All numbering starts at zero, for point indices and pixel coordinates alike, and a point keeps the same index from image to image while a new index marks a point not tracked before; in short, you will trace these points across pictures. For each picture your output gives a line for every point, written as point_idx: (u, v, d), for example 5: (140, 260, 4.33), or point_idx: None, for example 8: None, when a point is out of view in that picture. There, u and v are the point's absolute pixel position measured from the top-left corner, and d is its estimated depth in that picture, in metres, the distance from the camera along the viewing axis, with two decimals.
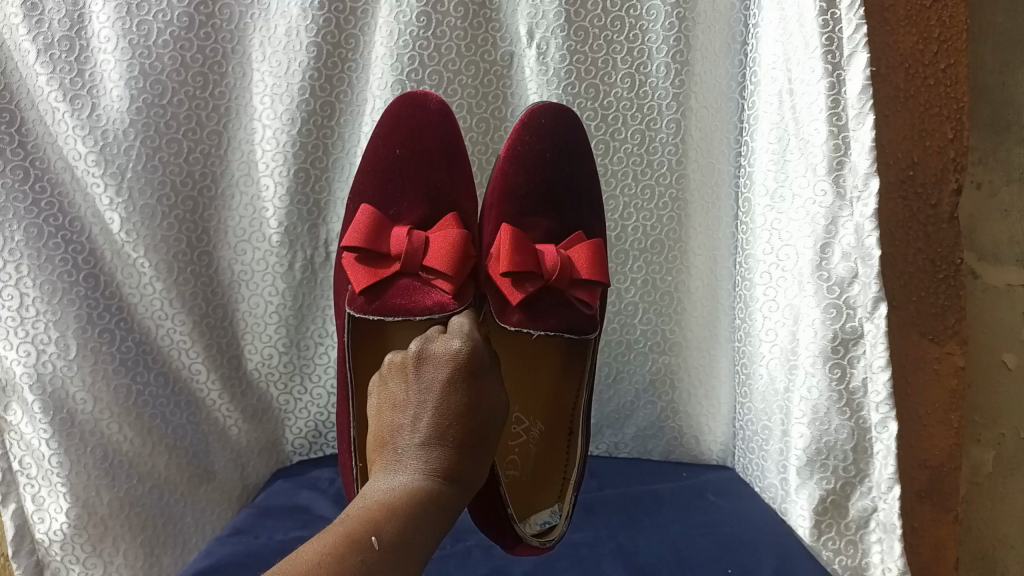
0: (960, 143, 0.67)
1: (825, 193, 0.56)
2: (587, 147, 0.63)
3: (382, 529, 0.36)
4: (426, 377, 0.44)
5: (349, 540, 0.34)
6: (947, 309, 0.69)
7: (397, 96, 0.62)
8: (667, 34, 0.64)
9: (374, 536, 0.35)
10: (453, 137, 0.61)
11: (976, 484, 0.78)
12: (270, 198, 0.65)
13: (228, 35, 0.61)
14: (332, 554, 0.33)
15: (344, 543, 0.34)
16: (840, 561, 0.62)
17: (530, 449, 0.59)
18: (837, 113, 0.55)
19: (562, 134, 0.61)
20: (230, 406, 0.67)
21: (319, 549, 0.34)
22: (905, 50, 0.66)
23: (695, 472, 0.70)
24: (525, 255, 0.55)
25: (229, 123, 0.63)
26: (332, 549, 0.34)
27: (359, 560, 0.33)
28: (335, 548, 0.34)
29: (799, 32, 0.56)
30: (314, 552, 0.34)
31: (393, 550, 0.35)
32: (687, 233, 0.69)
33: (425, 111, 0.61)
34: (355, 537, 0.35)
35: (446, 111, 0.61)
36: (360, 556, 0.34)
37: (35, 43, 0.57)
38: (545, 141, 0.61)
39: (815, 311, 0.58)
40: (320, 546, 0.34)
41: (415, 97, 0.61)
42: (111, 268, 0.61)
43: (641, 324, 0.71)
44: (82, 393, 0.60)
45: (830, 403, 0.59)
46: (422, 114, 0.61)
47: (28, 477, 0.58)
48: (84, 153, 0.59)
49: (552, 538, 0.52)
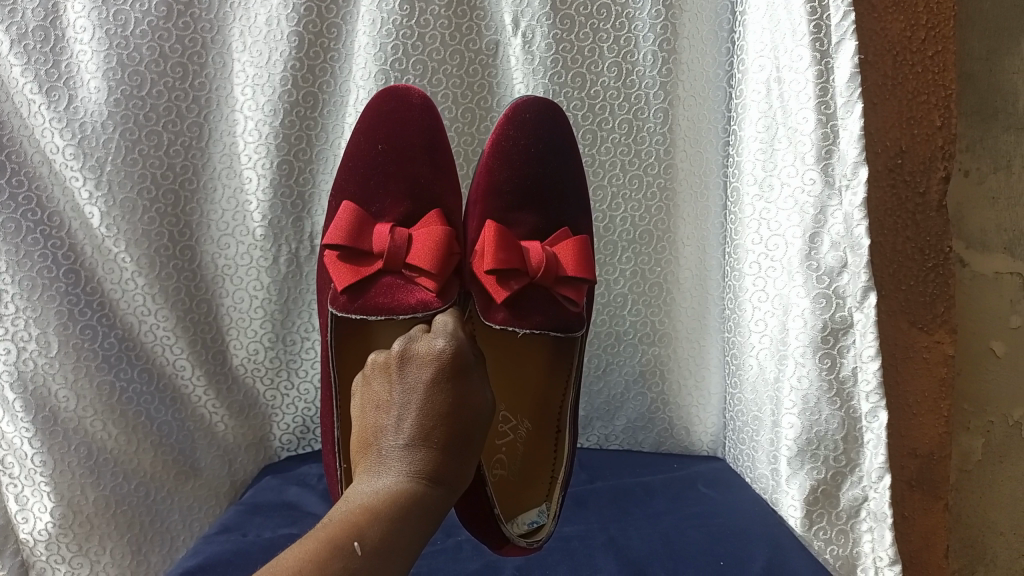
0: (949, 131, 0.66)
1: (814, 181, 0.56)
2: (573, 140, 0.63)
3: (365, 534, 0.35)
4: (410, 377, 0.44)
5: (331, 546, 0.34)
6: (936, 298, 0.69)
7: (379, 91, 0.61)
8: (653, 21, 0.63)
9: (357, 541, 0.34)
10: (436, 132, 0.60)
11: (965, 472, 0.78)
12: (253, 191, 0.64)
13: (207, 24, 0.59)
14: (313, 561, 0.33)
15: (326, 549, 0.33)
16: (832, 551, 0.62)
17: (518, 447, 0.59)
18: (825, 101, 0.54)
19: (547, 129, 0.61)
20: (217, 402, 0.67)
21: (301, 555, 0.33)
22: (892, 37, 0.65)
23: (686, 463, 0.70)
24: (509, 253, 0.54)
25: (210, 115, 0.62)
26: (314, 555, 0.33)
27: (341, 566, 0.33)
28: (317, 555, 0.33)
29: (787, 18, 0.56)
30: (296, 558, 0.33)
31: (376, 555, 0.34)
32: (675, 223, 0.69)
33: (407, 106, 0.60)
34: (337, 542, 0.34)
35: (429, 105, 0.60)
36: (342, 562, 0.33)
37: (9, 33, 0.55)
38: (529, 135, 0.60)
39: (804, 300, 0.58)
40: (302, 552, 0.33)
41: (397, 91, 0.60)
42: (91, 264, 0.60)
43: (631, 315, 0.70)
44: (64, 391, 0.59)
45: (821, 393, 0.59)
46: (405, 109, 0.60)
47: (9, 477, 0.58)
48: (61, 147, 0.57)
49: (538, 539, 0.51)
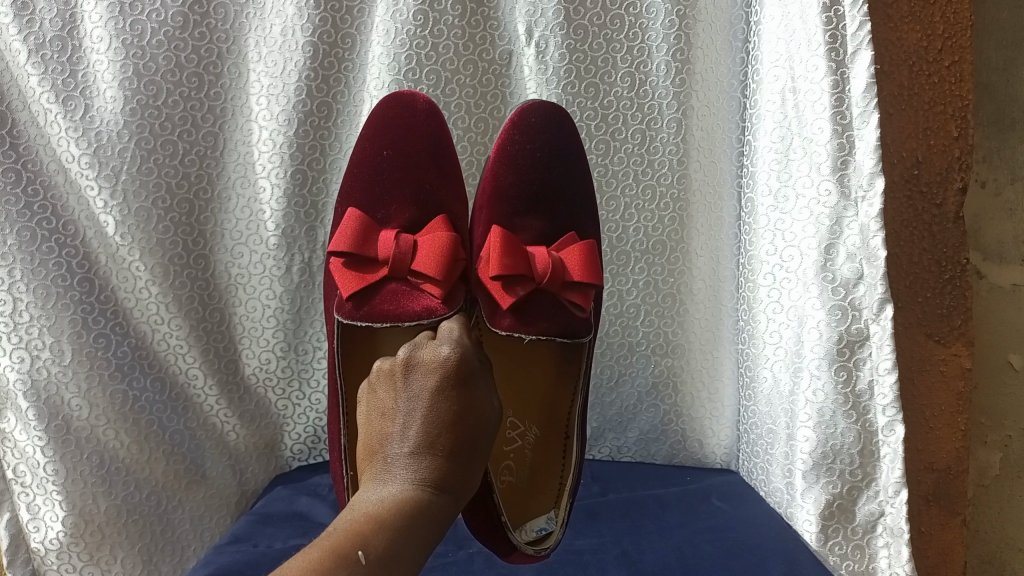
0: (966, 141, 0.66)
1: (829, 192, 0.56)
2: (579, 144, 0.62)
3: (370, 544, 0.35)
4: (415, 384, 0.44)
5: (335, 556, 0.33)
6: (953, 310, 0.68)
7: (384, 97, 0.61)
8: (667, 32, 0.63)
9: (361, 550, 0.34)
10: (441, 138, 0.60)
11: (983, 487, 0.77)
12: (267, 200, 0.64)
13: (223, 35, 0.60)
14: (317, 570, 0.33)
15: (330, 559, 0.33)
16: (847, 566, 0.61)
17: (526, 454, 0.58)
18: (841, 111, 0.54)
19: (551, 133, 0.61)
20: (228, 411, 0.66)
21: (304, 565, 0.33)
22: (908, 47, 0.65)
23: (700, 476, 0.69)
24: (515, 258, 0.54)
25: (225, 124, 0.62)
26: (318, 565, 0.33)
27: None
28: (321, 564, 0.33)
29: (802, 29, 0.56)
30: (300, 567, 0.33)
31: (381, 565, 0.34)
32: (688, 233, 0.68)
33: (412, 111, 0.60)
34: (341, 551, 0.34)
35: (434, 111, 0.60)
36: (346, 572, 0.33)
37: (26, 43, 0.56)
38: (535, 139, 0.60)
39: (819, 312, 0.57)
40: (306, 562, 0.33)
41: (402, 97, 0.60)
42: (106, 273, 0.60)
43: (644, 326, 0.70)
44: (78, 399, 0.59)
45: (836, 406, 0.58)
46: (410, 115, 0.60)
47: (22, 486, 0.58)
48: (77, 156, 0.58)
49: (546, 547, 0.51)
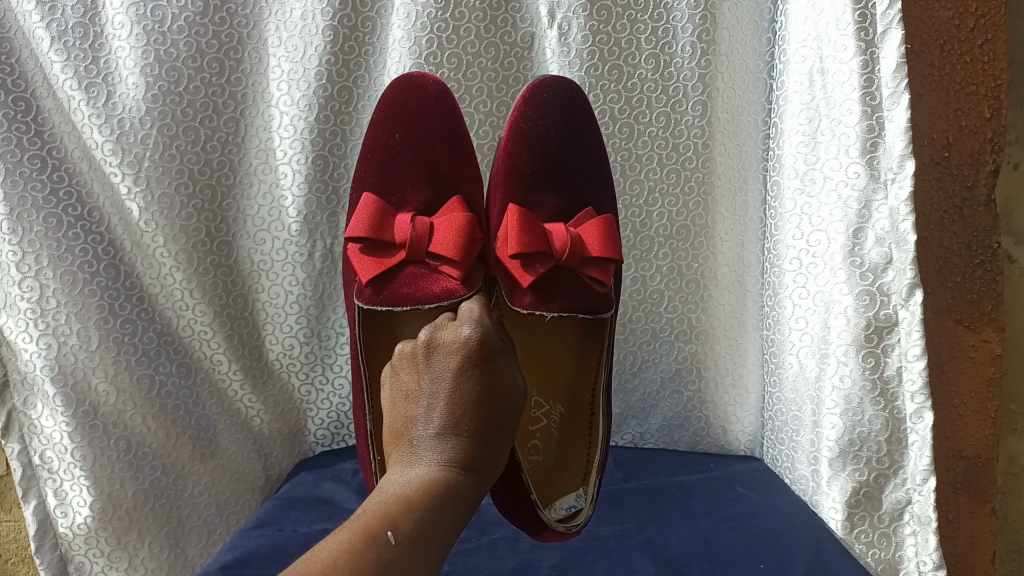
0: (998, 122, 0.64)
1: (858, 175, 0.55)
2: (594, 118, 0.61)
3: (399, 524, 0.34)
4: (437, 365, 0.43)
5: (364, 537, 0.33)
6: (984, 295, 0.67)
7: (395, 78, 0.61)
8: (692, 12, 0.62)
9: (391, 531, 0.34)
10: (454, 117, 0.60)
11: (1012, 475, 0.76)
12: (288, 186, 0.64)
13: (243, 19, 0.59)
14: (348, 551, 0.33)
15: (361, 540, 0.33)
16: (874, 554, 0.61)
17: (552, 432, 0.58)
18: (870, 92, 0.53)
19: (567, 107, 0.60)
20: (253, 396, 0.67)
21: (336, 547, 0.33)
22: (940, 26, 0.63)
23: (723, 462, 0.69)
24: (533, 236, 0.53)
25: (246, 110, 0.61)
26: (349, 547, 0.33)
27: (376, 557, 0.32)
28: (351, 545, 0.33)
29: (830, 8, 0.54)
30: (332, 549, 0.33)
31: (411, 545, 0.34)
32: (713, 218, 0.67)
33: (423, 92, 0.59)
34: (372, 533, 0.34)
35: (444, 91, 0.59)
36: (377, 552, 0.33)
37: (49, 30, 0.56)
38: (550, 114, 0.59)
39: (847, 298, 0.56)
40: (337, 544, 0.33)
41: (412, 79, 0.59)
42: (131, 259, 0.61)
43: (667, 312, 0.69)
44: (104, 385, 0.60)
45: (864, 392, 0.57)
46: (421, 95, 0.59)
47: (49, 471, 0.59)
48: (101, 142, 0.58)
49: (576, 524, 0.51)
